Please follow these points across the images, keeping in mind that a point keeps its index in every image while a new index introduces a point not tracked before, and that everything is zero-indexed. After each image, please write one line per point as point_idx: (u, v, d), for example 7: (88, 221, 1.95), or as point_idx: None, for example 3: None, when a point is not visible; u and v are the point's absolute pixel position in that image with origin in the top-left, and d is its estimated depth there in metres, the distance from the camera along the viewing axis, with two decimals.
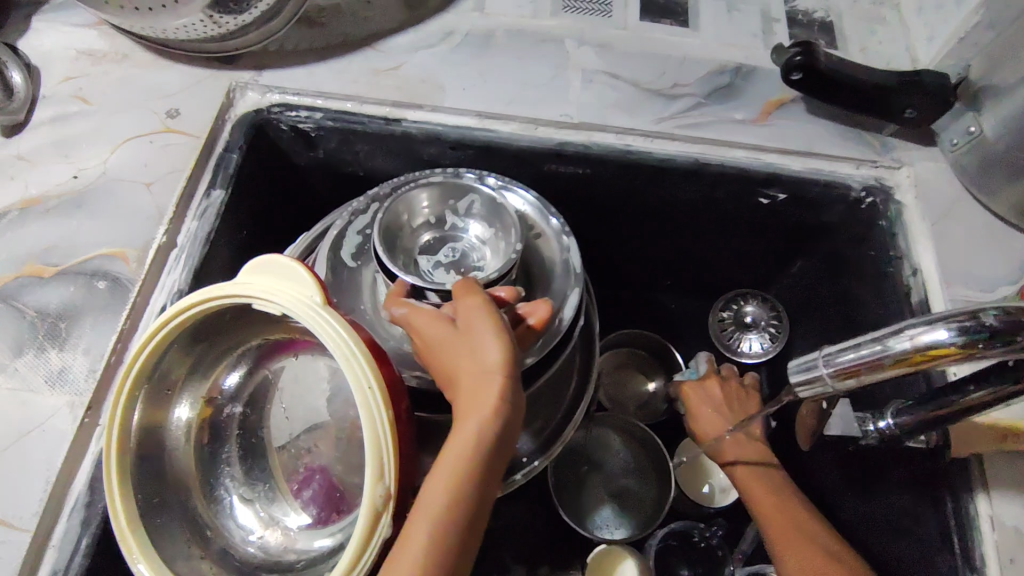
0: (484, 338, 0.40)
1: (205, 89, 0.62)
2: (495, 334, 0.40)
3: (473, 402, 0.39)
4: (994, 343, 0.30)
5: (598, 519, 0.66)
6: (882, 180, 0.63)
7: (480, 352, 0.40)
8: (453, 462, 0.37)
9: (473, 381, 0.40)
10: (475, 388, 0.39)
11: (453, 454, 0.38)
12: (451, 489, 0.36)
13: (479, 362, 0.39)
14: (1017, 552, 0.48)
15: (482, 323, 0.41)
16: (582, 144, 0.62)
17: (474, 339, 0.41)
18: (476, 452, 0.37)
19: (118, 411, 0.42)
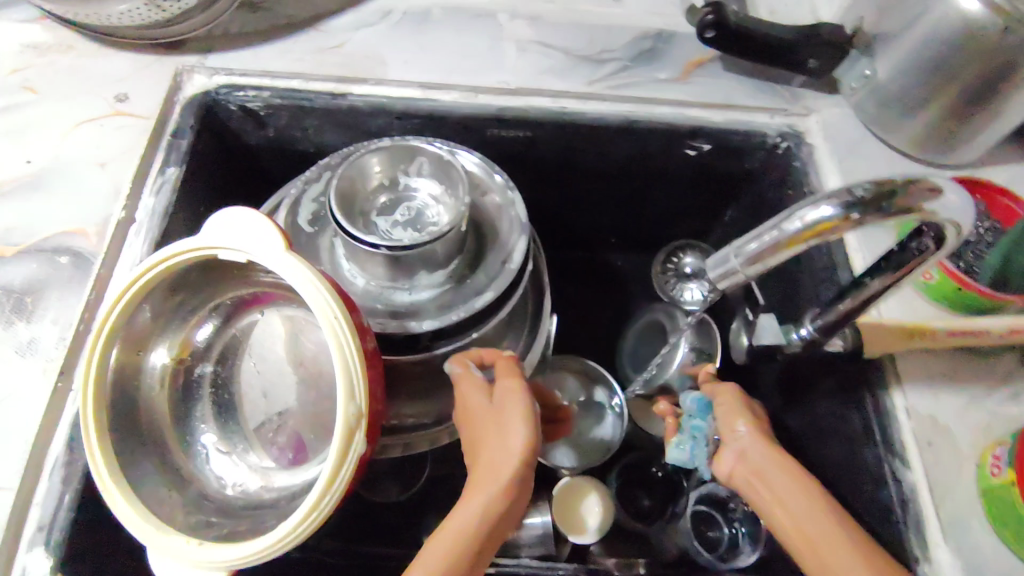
0: (515, 420, 0.48)
1: (153, 73, 0.64)
2: (525, 419, 0.48)
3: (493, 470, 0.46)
4: (873, 209, 0.36)
5: (556, 453, 0.70)
6: (795, 127, 0.69)
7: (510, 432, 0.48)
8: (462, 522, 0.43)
9: (496, 453, 0.47)
10: (497, 459, 0.46)
11: (462, 512, 0.44)
12: (453, 546, 0.42)
13: (508, 442, 0.47)
14: (930, 436, 0.54)
15: (519, 407, 0.49)
16: (521, 109, 0.66)
17: (507, 420, 0.48)
18: (483, 512, 0.44)
19: (92, 368, 0.45)
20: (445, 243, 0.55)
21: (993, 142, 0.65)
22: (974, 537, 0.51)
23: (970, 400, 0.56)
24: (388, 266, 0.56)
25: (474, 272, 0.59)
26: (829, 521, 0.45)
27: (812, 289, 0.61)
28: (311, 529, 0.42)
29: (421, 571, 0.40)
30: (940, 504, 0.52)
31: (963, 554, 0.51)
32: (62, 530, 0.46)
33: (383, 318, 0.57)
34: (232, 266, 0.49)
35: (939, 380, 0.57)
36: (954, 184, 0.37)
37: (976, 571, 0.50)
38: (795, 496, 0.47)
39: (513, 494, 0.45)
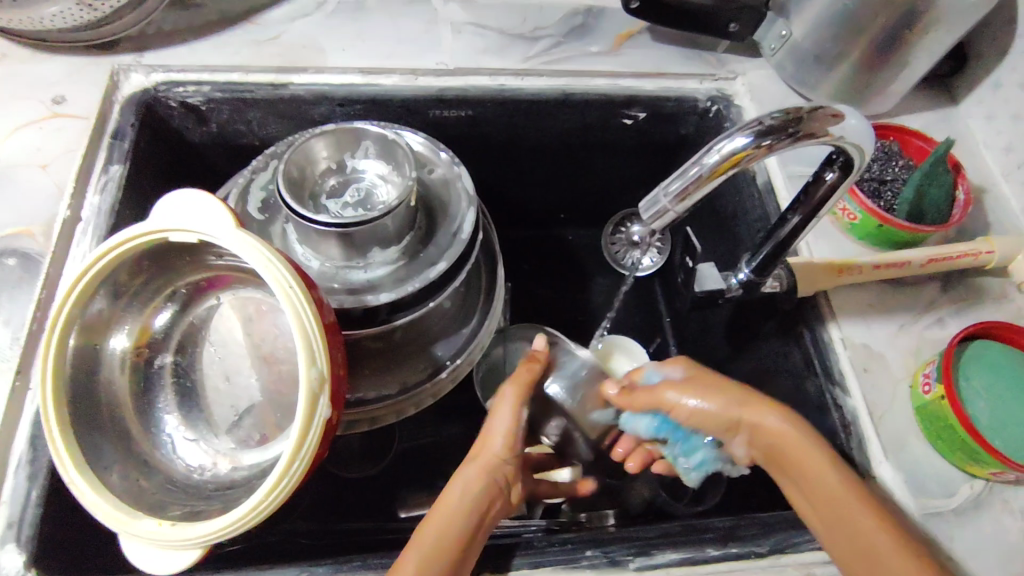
0: (496, 428, 0.55)
1: (89, 75, 0.65)
2: (510, 426, 0.55)
3: (471, 472, 0.52)
4: (782, 135, 0.41)
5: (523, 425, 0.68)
6: (722, 90, 0.72)
7: (490, 440, 0.55)
8: (443, 518, 0.48)
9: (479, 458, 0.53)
10: (476, 466, 0.53)
11: (444, 509, 0.49)
12: (444, 521, 0.48)
13: (488, 449, 0.54)
14: (866, 363, 0.58)
15: (502, 415, 0.55)
16: (461, 88, 0.68)
17: (491, 429, 0.55)
18: (464, 509, 0.49)
19: (50, 359, 0.45)
20: (396, 218, 0.56)
21: (904, 90, 0.69)
22: (913, 451, 0.55)
23: (900, 329, 0.60)
24: (342, 246, 0.57)
25: (426, 246, 0.61)
26: (849, 494, 0.47)
27: (747, 235, 0.67)
28: (283, 497, 0.43)
29: (420, 548, 0.46)
30: (881, 423, 0.56)
31: (905, 468, 0.54)
32: (31, 526, 0.46)
33: (341, 296, 0.58)
34: (185, 250, 0.50)
35: (870, 312, 0.61)
36: (848, 109, 0.43)
37: (918, 482, 0.54)
38: (817, 473, 0.49)
39: (490, 470, 0.52)
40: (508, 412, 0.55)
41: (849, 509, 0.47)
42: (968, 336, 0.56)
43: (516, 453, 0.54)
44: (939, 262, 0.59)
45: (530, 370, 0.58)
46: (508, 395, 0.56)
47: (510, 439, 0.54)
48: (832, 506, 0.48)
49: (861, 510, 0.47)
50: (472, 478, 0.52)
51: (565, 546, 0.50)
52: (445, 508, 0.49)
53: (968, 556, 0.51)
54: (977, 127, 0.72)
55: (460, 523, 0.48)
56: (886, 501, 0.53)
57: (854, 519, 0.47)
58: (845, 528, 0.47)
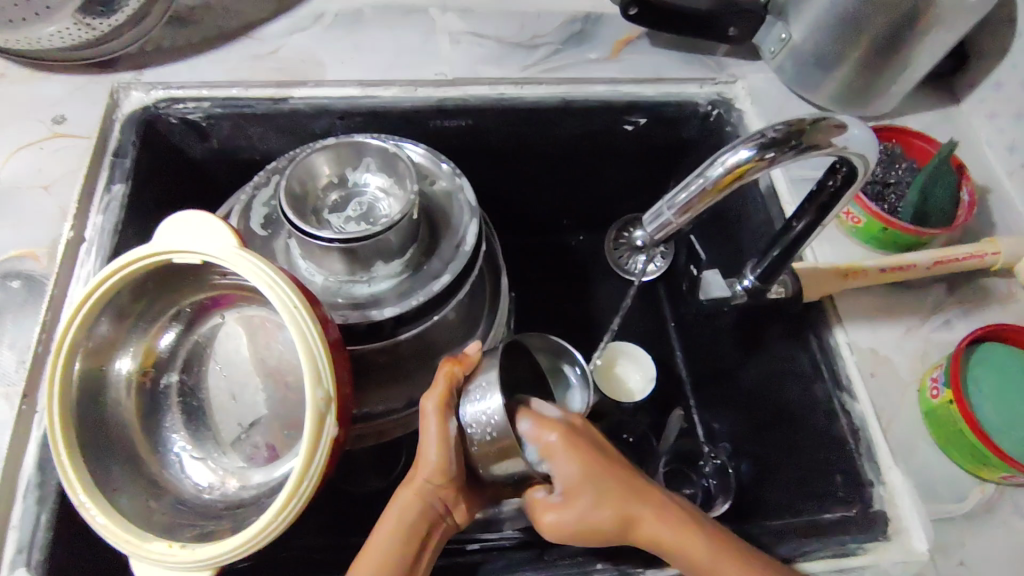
0: (428, 451, 0.48)
1: (89, 94, 0.65)
2: (439, 451, 0.47)
3: (405, 502, 0.47)
4: (785, 147, 0.41)
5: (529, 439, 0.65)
6: (722, 94, 0.72)
7: (423, 462, 0.48)
8: (374, 557, 0.45)
9: (413, 486, 0.48)
10: (413, 497, 0.47)
11: (378, 544, 0.46)
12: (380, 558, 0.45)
13: (421, 473, 0.47)
14: (873, 367, 0.58)
15: (429, 434, 0.48)
16: (461, 98, 0.68)
17: (422, 451, 0.48)
18: (397, 547, 0.46)
19: (58, 381, 0.46)
20: (398, 231, 0.56)
21: (905, 90, 0.69)
22: (921, 455, 0.55)
23: (906, 332, 0.60)
24: (345, 260, 0.57)
25: (429, 259, 0.61)
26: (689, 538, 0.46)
27: (751, 240, 0.67)
28: (291, 518, 0.43)
29: None
30: (889, 428, 0.56)
31: (914, 473, 0.54)
32: (42, 550, 0.46)
33: (345, 311, 0.58)
34: (188, 269, 0.50)
35: (876, 316, 0.60)
36: (853, 120, 0.43)
37: (928, 487, 0.53)
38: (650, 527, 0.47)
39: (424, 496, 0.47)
40: (433, 430, 0.48)
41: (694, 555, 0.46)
42: (973, 340, 0.55)
43: (450, 476, 0.48)
44: (944, 264, 0.59)
45: (446, 377, 0.49)
46: (428, 409, 0.48)
47: (443, 465, 0.47)
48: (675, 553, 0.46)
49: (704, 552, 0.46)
50: (408, 510, 0.47)
51: (575, 559, 0.50)
52: (379, 542, 0.46)
53: (981, 561, 0.50)
54: (980, 125, 0.72)
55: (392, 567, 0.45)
56: (896, 507, 0.53)
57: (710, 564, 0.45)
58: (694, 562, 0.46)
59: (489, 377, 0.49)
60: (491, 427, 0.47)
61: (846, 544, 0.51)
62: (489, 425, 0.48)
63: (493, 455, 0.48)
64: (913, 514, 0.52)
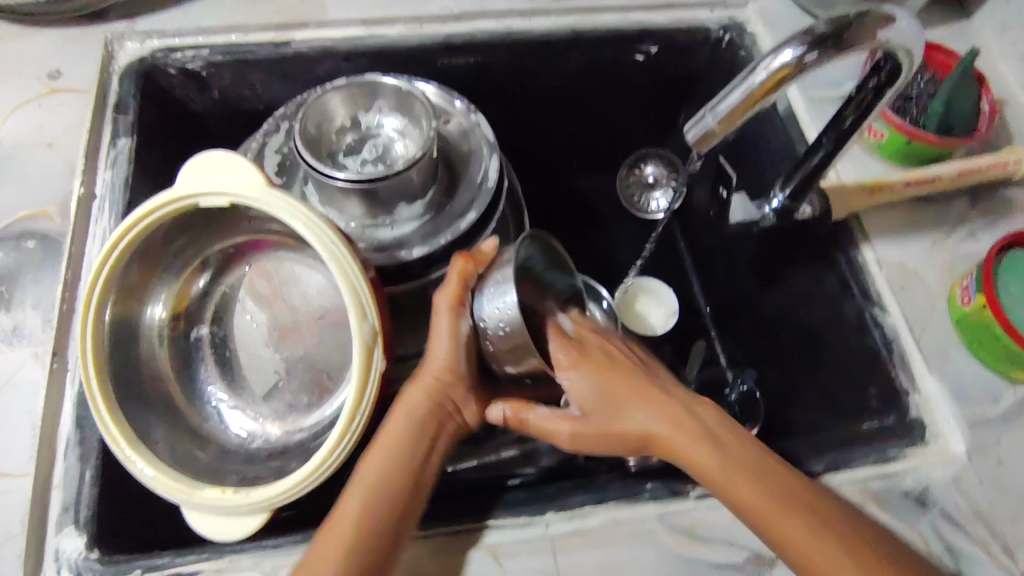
0: (439, 348, 0.49)
1: (82, 46, 0.62)
2: (450, 346, 0.49)
3: (415, 401, 0.49)
4: (829, 48, 0.40)
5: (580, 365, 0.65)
6: (734, 19, 0.70)
7: (431, 361, 0.49)
8: (379, 463, 0.46)
9: (421, 388, 0.49)
10: (421, 400, 0.49)
11: (389, 440, 0.48)
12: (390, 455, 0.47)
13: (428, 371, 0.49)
14: (902, 280, 0.58)
15: (440, 332, 0.49)
16: (468, 33, 0.66)
17: (432, 351, 0.49)
18: (405, 451, 0.47)
19: (89, 335, 0.45)
20: (420, 169, 0.55)
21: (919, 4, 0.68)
22: (955, 362, 0.55)
23: (933, 244, 0.60)
24: (366, 203, 0.56)
25: (450, 199, 0.60)
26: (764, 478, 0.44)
27: (771, 164, 0.66)
28: (345, 455, 0.43)
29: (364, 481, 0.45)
30: (921, 338, 0.56)
31: (949, 379, 0.55)
32: (89, 506, 0.45)
33: (371, 254, 0.57)
34: (212, 216, 0.49)
35: (901, 231, 0.60)
36: (899, 13, 0.41)
37: (963, 392, 0.54)
38: (697, 451, 0.46)
39: (432, 395, 0.49)
40: (446, 328, 0.48)
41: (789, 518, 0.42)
42: (1004, 246, 0.56)
43: (457, 373, 0.49)
44: (969, 175, 0.59)
45: (459, 275, 0.48)
46: (441, 307, 0.48)
47: (452, 362, 0.49)
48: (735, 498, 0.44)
49: (784, 515, 0.42)
50: (417, 405, 0.49)
51: (623, 482, 0.50)
52: (389, 437, 0.48)
53: (1018, 460, 0.51)
54: (992, 37, 0.71)
55: (399, 469, 0.46)
56: (934, 414, 0.53)
57: (777, 531, 0.42)
58: (778, 530, 0.42)
59: (503, 273, 0.48)
60: (502, 322, 0.47)
61: (886, 451, 0.52)
62: (503, 320, 0.47)
63: (505, 349, 0.49)
64: (950, 418, 0.53)
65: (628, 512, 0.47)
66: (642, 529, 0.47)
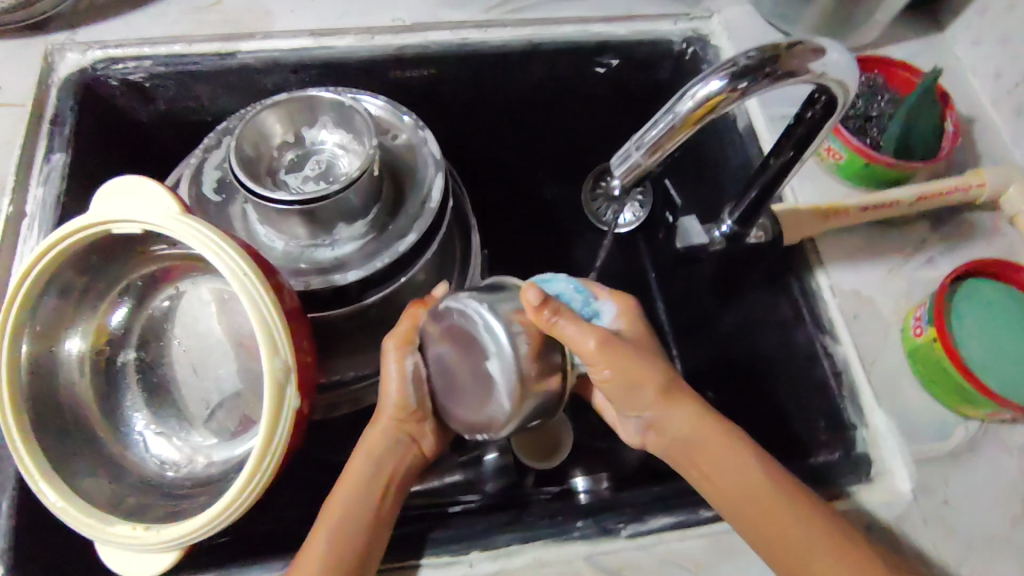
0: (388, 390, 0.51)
1: (21, 58, 0.61)
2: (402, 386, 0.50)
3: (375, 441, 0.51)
4: (759, 77, 0.39)
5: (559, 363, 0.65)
6: (699, 31, 0.67)
7: (386, 404, 0.52)
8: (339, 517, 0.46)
9: (378, 429, 0.52)
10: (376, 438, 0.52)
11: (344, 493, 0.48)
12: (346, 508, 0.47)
13: (386, 408, 0.51)
14: (856, 308, 0.56)
15: (390, 373, 0.50)
16: (420, 45, 0.64)
17: (382, 408, 0.52)
18: (360, 500, 0.48)
19: (5, 366, 0.43)
20: (358, 189, 0.53)
21: (888, 19, 0.65)
22: (905, 396, 0.54)
23: (890, 271, 0.58)
24: (305, 224, 0.54)
25: (394, 217, 0.58)
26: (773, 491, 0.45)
27: (730, 182, 0.64)
28: (257, 493, 0.42)
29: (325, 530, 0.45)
30: (872, 370, 0.54)
31: (897, 414, 0.53)
32: (4, 539, 0.45)
33: (308, 277, 0.56)
34: (132, 239, 0.48)
35: (858, 257, 0.58)
36: (834, 44, 0.41)
37: (911, 427, 0.52)
38: (715, 460, 0.47)
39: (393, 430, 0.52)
40: (394, 368, 0.50)
41: (800, 532, 0.43)
42: (960, 277, 0.54)
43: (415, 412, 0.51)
44: (929, 200, 0.57)
45: (403, 336, 0.50)
46: (389, 348, 0.50)
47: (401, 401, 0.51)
48: (755, 521, 0.45)
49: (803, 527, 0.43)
50: (377, 443, 0.52)
51: (554, 518, 0.48)
52: (346, 485, 0.49)
53: (965, 501, 0.50)
54: (965, 52, 0.68)
55: (357, 516, 0.46)
56: (879, 450, 0.52)
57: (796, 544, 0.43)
58: (781, 536, 0.43)
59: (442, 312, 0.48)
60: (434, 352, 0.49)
61: (827, 489, 0.51)
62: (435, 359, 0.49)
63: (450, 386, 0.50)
64: (896, 454, 0.51)
65: (555, 552, 0.46)
66: (568, 569, 0.46)
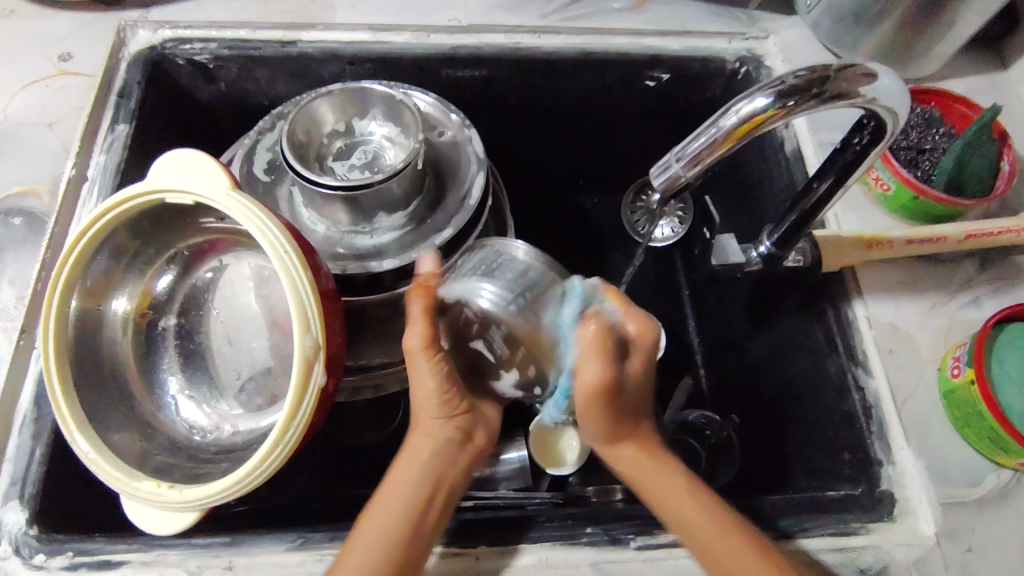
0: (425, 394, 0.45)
1: (96, 31, 0.64)
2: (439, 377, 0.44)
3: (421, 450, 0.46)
4: (805, 96, 0.41)
5: None
6: (753, 51, 0.67)
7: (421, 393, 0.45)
8: (388, 502, 0.44)
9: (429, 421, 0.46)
10: (423, 444, 0.46)
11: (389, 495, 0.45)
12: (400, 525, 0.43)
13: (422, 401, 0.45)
14: (892, 343, 0.55)
15: (421, 371, 0.44)
16: (474, 46, 0.65)
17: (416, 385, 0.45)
18: (404, 508, 0.44)
19: (52, 316, 0.46)
20: (401, 180, 0.54)
21: (950, 52, 0.64)
22: (936, 437, 0.52)
23: (930, 307, 0.57)
24: (347, 211, 0.55)
25: (433, 212, 0.59)
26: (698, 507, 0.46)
27: (773, 204, 0.64)
28: (280, 461, 0.43)
29: (364, 542, 0.43)
30: (904, 407, 0.53)
31: (926, 454, 0.51)
32: (35, 483, 0.47)
33: (345, 262, 0.57)
34: (184, 209, 0.50)
35: (898, 290, 0.57)
36: (885, 70, 0.42)
37: (940, 469, 0.51)
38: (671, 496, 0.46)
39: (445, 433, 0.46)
40: (426, 367, 0.44)
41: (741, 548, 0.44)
42: (1003, 319, 0.52)
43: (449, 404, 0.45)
44: (978, 238, 0.55)
45: (422, 311, 0.44)
46: (413, 347, 0.44)
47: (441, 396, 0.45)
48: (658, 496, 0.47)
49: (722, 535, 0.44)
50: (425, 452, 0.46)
51: (564, 522, 0.48)
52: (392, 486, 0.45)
53: (991, 551, 0.48)
54: None
55: (401, 525, 0.43)
56: (905, 489, 0.51)
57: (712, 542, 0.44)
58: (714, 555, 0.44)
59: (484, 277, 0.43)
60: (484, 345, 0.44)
61: (847, 523, 0.49)
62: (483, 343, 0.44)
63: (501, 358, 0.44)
64: (922, 496, 0.50)
65: (562, 555, 0.46)
66: (574, 574, 0.46)
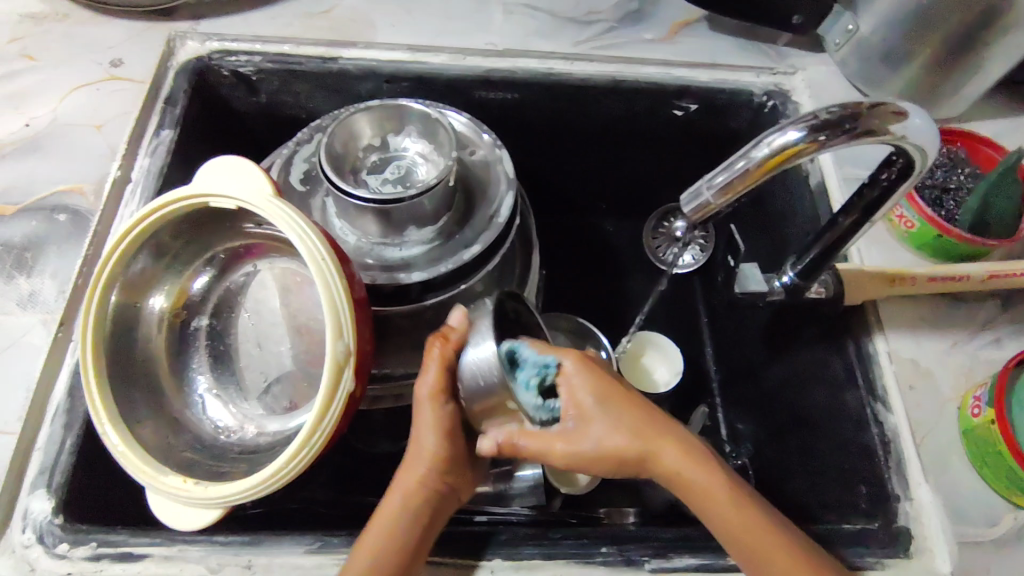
0: (424, 437, 0.48)
1: (147, 40, 0.66)
2: (438, 426, 0.48)
3: (408, 490, 0.47)
4: (836, 131, 0.42)
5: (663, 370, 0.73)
6: (780, 85, 0.68)
7: (419, 438, 0.48)
8: (379, 530, 0.45)
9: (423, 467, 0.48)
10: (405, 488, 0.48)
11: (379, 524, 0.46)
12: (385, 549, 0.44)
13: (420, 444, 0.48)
14: (912, 378, 0.55)
15: (424, 415, 0.48)
16: (508, 70, 0.67)
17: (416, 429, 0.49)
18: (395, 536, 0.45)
19: (92, 308, 0.47)
20: (433, 196, 0.55)
21: (978, 94, 0.65)
22: (953, 474, 0.52)
23: (951, 345, 0.57)
24: (379, 223, 0.57)
25: (462, 228, 0.60)
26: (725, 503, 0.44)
27: (795, 236, 0.65)
28: (302, 465, 0.44)
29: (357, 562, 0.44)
30: (922, 444, 0.53)
31: (944, 492, 0.51)
32: (63, 472, 0.48)
33: (374, 272, 0.58)
34: (224, 213, 0.52)
35: (919, 327, 0.58)
36: (914, 109, 0.43)
37: (957, 508, 0.51)
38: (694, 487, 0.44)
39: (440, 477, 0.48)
40: (430, 411, 0.48)
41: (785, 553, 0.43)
42: None
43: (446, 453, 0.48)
44: (1001, 279, 0.55)
45: (440, 358, 0.47)
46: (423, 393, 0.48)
47: (438, 441, 0.48)
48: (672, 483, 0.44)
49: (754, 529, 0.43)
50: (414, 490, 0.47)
51: (578, 540, 0.48)
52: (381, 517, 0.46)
53: None
54: None
55: (390, 552, 0.44)
56: (921, 526, 0.50)
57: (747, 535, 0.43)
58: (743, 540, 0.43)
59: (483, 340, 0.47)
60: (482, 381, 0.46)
61: (864, 557, 0.49)
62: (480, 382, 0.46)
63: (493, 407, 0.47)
64: (939, 533, 0.50)
65: (576, 573, 0.47)
66: None
